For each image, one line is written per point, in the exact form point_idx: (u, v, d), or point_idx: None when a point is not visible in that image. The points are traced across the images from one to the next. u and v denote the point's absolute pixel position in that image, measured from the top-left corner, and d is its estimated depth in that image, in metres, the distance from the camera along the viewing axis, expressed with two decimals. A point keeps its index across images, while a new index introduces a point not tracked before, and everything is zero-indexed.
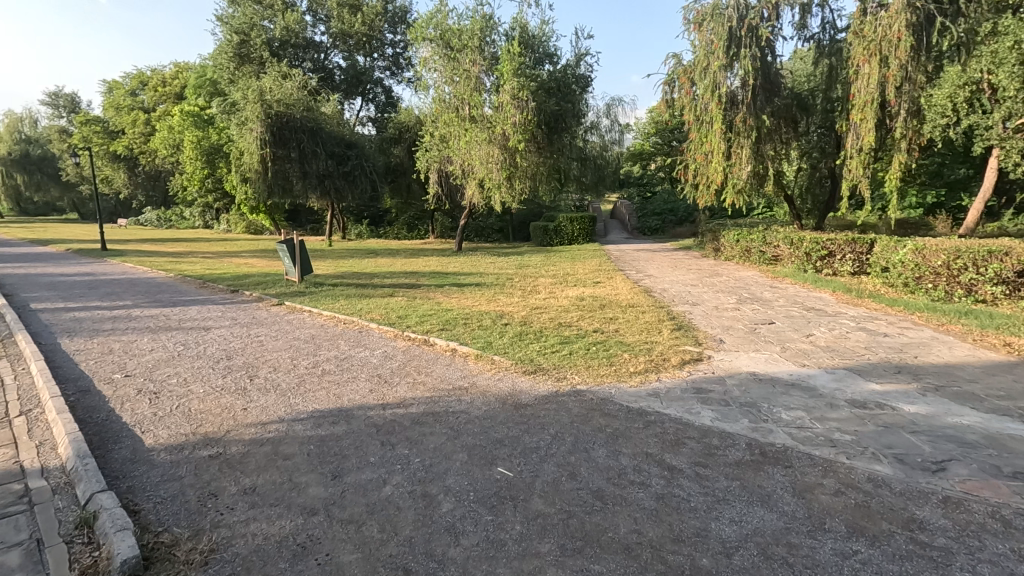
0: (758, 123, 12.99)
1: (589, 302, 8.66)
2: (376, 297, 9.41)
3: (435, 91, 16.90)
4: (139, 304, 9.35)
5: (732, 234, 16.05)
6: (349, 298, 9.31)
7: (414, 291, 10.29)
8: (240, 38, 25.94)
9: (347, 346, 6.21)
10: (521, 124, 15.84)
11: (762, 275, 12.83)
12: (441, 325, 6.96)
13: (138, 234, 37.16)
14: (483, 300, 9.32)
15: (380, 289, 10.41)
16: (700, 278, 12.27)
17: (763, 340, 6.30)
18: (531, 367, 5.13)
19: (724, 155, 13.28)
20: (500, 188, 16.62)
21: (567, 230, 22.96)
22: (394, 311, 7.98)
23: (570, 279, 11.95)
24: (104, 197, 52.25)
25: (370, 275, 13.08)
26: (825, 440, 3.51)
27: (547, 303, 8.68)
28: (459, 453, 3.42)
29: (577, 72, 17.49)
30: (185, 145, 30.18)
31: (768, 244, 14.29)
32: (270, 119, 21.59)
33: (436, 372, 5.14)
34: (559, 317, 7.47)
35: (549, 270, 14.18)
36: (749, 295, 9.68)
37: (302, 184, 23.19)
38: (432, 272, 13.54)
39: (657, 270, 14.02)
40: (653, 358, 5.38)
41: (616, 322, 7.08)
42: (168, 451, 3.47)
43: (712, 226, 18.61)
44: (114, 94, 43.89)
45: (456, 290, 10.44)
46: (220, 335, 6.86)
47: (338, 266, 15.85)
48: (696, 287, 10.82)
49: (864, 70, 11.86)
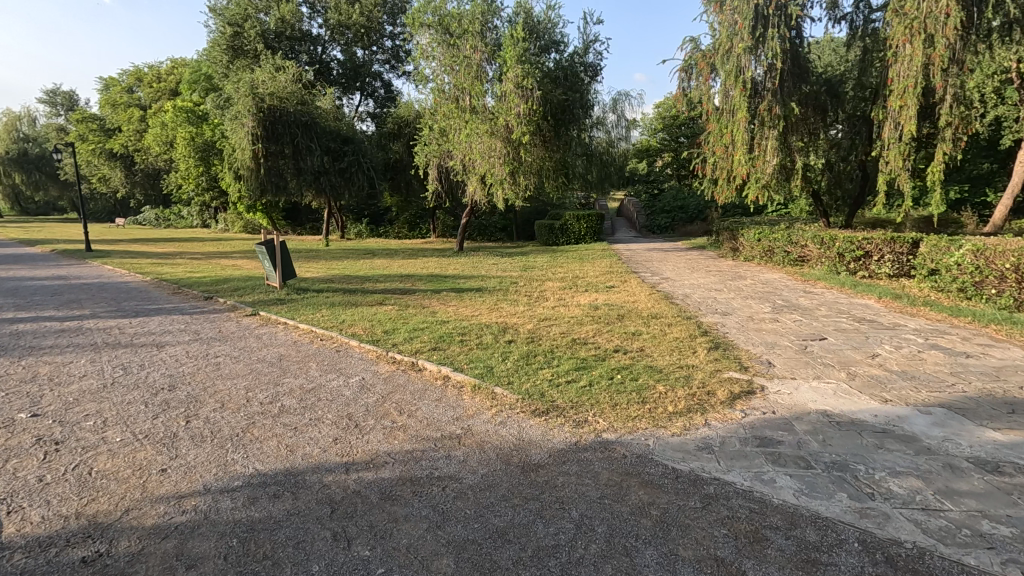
0: (786, 112, 11.83)
1: (605, 312, 7.58)
2: (363, 306, 8.34)
3: (434, 81, 15.80)
4: (97, 314, 8.30)
5: (753, 233, 14.91)
6: (332, 307, 8.25)
7: (407, 298, 9.22)
8: (233, 30, 24.92)
9: (318, 371, 5.15)
10: (526, 115, 14.79)
11: (790, 278, 11.72)
12: (432, 342, 5.90)
13: (132, 234, 36.27)
14: (484, 309, 8.25)
15: (369, 296, 9.37)
16: (723, 282, 11.16)
17: (819, 362, 5.22)
18: (541, 405, 4.04)
19: (748, 147, 12.16)
20: (503, 184, 15.54)
21: (574, 229, 21.86)
22: (381, 324, 6.93)
23: (580, 283, 10.88)
24: (102, 195, 51.43)
25: (362, 279, 12.02)
26: (972, 534, 2.43)
27: (557, 313, 7.59)
28: (444, 558, 2.37)
29: (585, 61, 16.35)
30: (178, 141, 29.20)
31: (794, 243, 13.18)
32: (262, 112, 20.56)
33: (422, 410, 4.07)
34: (571, 332, 6.39)
35: (557, 272, 13.08)
36: (784, 302, 8.58)
37: (297, 181, 22.17)
38: (430, 276, 12.48)
39: (674, 272, 12.93)
40: (694, 391, 4.30)
41: (639, 340, 6.00)
42: (27, 552, 2.44)
43: (730, 224, 17.47)
44: (110, 91, 42.99)
45: (452, 297, 9.38)
46: (172, 356, 5.81)
47: (330, 269, 14.81)
48: (721, 292, 9.73)
49: (905, 51, 10.72)
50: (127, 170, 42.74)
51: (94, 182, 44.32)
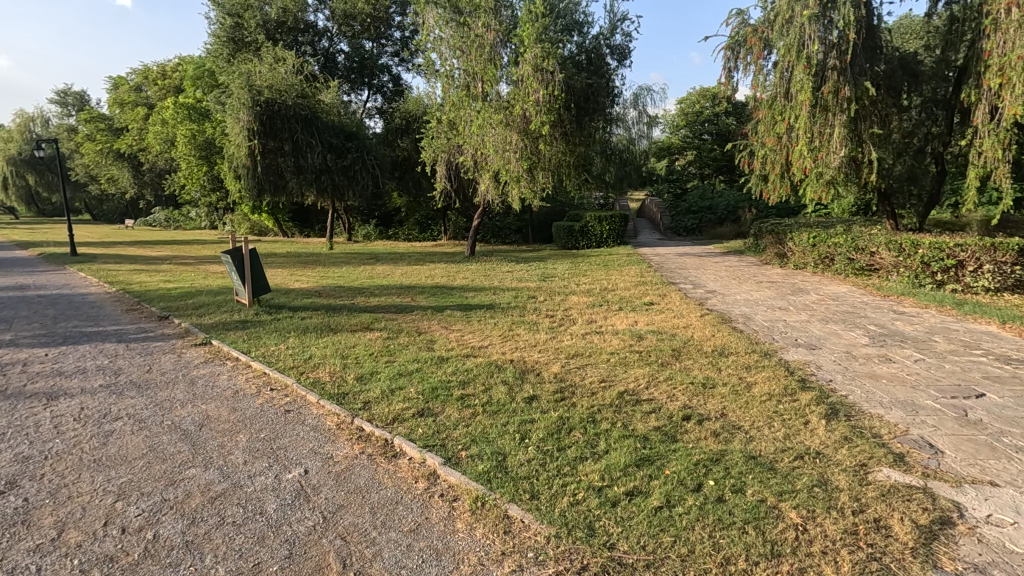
0: (858, 92, 9.91)
1: (654, 345, 5.79)
2: (343, 333, 6.61)
3: (442, 66, 14.08)
4: (19, 340, 6.71)
5: (806, 236, 13.01)
6: (303, 333, 6.55)
7: (402, 321, 7.49)
8: (234, 21, 23.50)
9: (247, 455, 3.43)
10: (546, 102, 13.06)
11: (862, 291, 9.84)
12: (420, 399, 4.15)
13: (136, 235, 35.29)
14: (495, 337, 6.51)
15: (356, 316, 7.68)
16: (783, 297, 9.31)
17: (1011, 448, 3.37)
18: (593, 560, 2.29)
19: (809, 135, 10.28)
20: (519, 181, 13.85)
21: (595, 231, 20.07)
22: (360, 362, 5.23)
23: (612, 299, 9.09)
24: (113, 197, 50.83)
25: (355, 291, 10.35)
26: None
27: (592, 346, 5.83)
28: None
29: (612, 43, 14.52)
30: (179, 139, 27.97)
31: (859, 249, 11.24)
32: (259, 107, 19.11)
33: (382, 566, 2.34)
34: (616, 383, 4.59)
35: (582, 282, 11.30)
36: (879, 328, 6.72)
37: (298, 180, 20.66)
38: (433, 287, 10.77)
39: (718, 283, 11.10)
40: (852, 523, 2.49)
41: (716, 399, 4.20)
42: None
43: (773, 225, 15.54)
44: (118, 90, 42.03)
45: (455, 317, 7.64)
46: (57, 417, 4.12)
47: (325, 277, 13.19)
48: (787, 312, 7.89)
49: (1010, 16, 8.75)
50: (134, 170, 41.74)
51: (103, 182, 43.48)
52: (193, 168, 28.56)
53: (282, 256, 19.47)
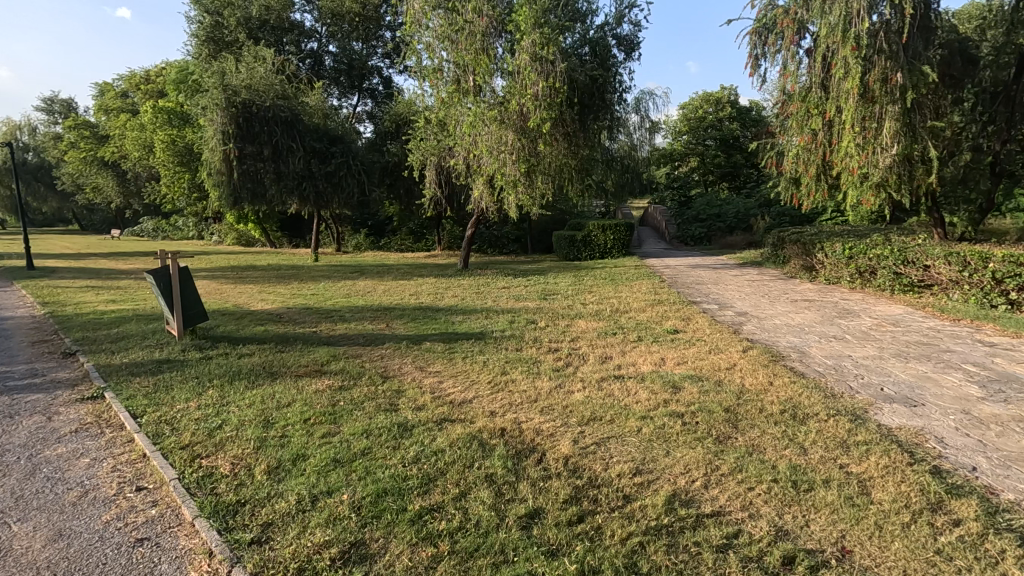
0: (913, 80, 8.43)
1: (698, 403, 4.24)
2: (283, 380, 5.06)
3: (428, 57, 12.55)
4: None
5: (840, 247, 11.53)
6: (231, 379, 5.00)
7: (366, 358, 5.94)
8: (214, 19, 22.21)
9: None
10: (545, 96, 11.63)
11: (921, 313, 8.32)
12: (354, 520, 2.62)
13: (119, 246, 33.83)
14: (482, 385, 4.96)
15: (310, 352, 6.13)
16: (832, 321, 7.80)
17: None
18: None
19: (857, 129, 8.76)
20: (516, 186, 12.36)
21: (599, 240, 18.57)
22: (285, 434, 3.69)
23: (626, 325, 7.56)
24: (102, 207, 49.47)
25: (323, 314, 8.81)
26: None
27: (613, 404, 4.29)
28: None
29: (618, 33, 13.10)
30: (158, 145, 26.51)
31: (908, 262, 9.70)
32: (234, 108, 17.67)
33: None
34: (659, 480, 3.07)
35: (588, 301, 9.78)
36: (981, 371, 5.18)
37: (278, 186, 19.16)
38: (416, 308, 9.22)
39: (747, 302, 9.59)
40: None
41: (820, 513, 2.67)
42: None
43: (796, 234, 14.05)
44: (104, 97, 40.69)
45: (433, 353, 6.09)
46: None
47: (296, 295, 11.63)
48: (848, 345, 6.31)
49: None
50: (119, 178, 40.27)
51: (88, 192, 42.06)
52: (174, 176, 27.09)
53: (260, 270, 17.94)
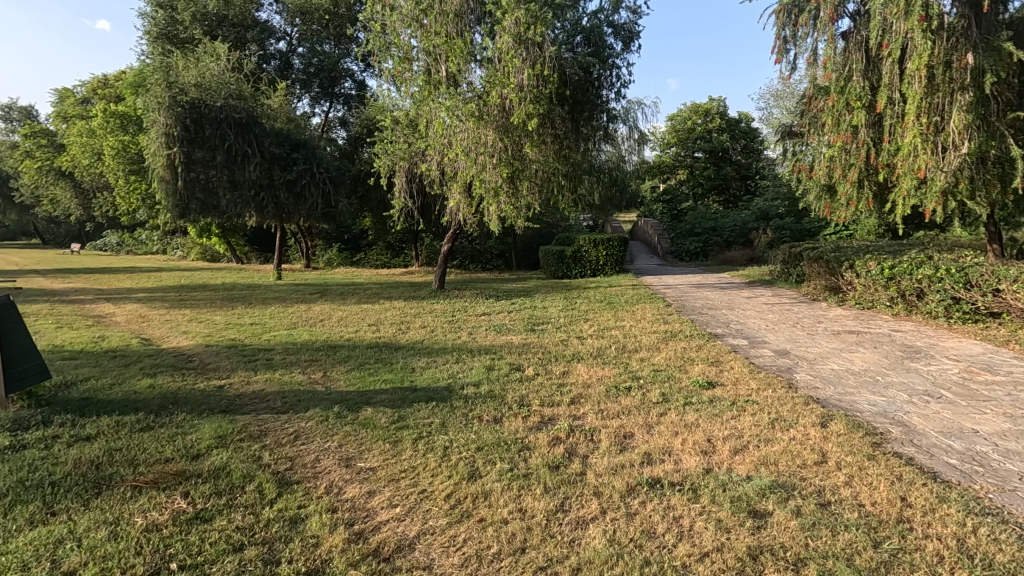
0: (987, 63, 6.81)
1: (812, 564, 2.39)
2: (107, 497, 3.07)
3: (393, 45, 10.67)
4: None
5: (877, 265, 9.84)
6: (15, 499, 3.01)
7: (270, 442, 3.97)
8: (166, 14, 20.47)
9: None
10: (532, 87, 9.88)
11: (1006, 351, 6.60)
12: None
13: (71, 262, 31.27)
14: (436, 507, 3.03)
15: (189, 430, 4.11)
16: (903, 365, 6.03)
17: None
18: None
19: (919, 125, 7.07)
20: (498, 194, 10.51)
21: (590, 256, 16.81)
22: None
23: (643, 374, 5.67)
24: (64, 221, 46.62)
25: (246, 356, 6.79)
26: None
27: (661, 568, 2.42)
28: None
29: (614, 21, 11.44)
30: (106, 151, 24.35)
31: (971, 285, 7.99)
32: (181, 107, 15.56)
33: None
34: None
35: (585, 334, 7.91)
36: None
37: (232, 196, 17.09)
38: (370, 347, 7.24)
39: (781, 335, 7.82)
40: None
41: None
42: None
43: (814, 251, 12.40)
44: (62, 103, 38.17)
45: (371, 433, 4.11)
46: None
47: (230, 325, 9.58)
48: (960, 411, 4.49)
49: None
50: (79, 189, 37.71)
51: (45, 203, 39.30)
52: (127, 186, 24.86)
53: (209, 290, 15.83)
